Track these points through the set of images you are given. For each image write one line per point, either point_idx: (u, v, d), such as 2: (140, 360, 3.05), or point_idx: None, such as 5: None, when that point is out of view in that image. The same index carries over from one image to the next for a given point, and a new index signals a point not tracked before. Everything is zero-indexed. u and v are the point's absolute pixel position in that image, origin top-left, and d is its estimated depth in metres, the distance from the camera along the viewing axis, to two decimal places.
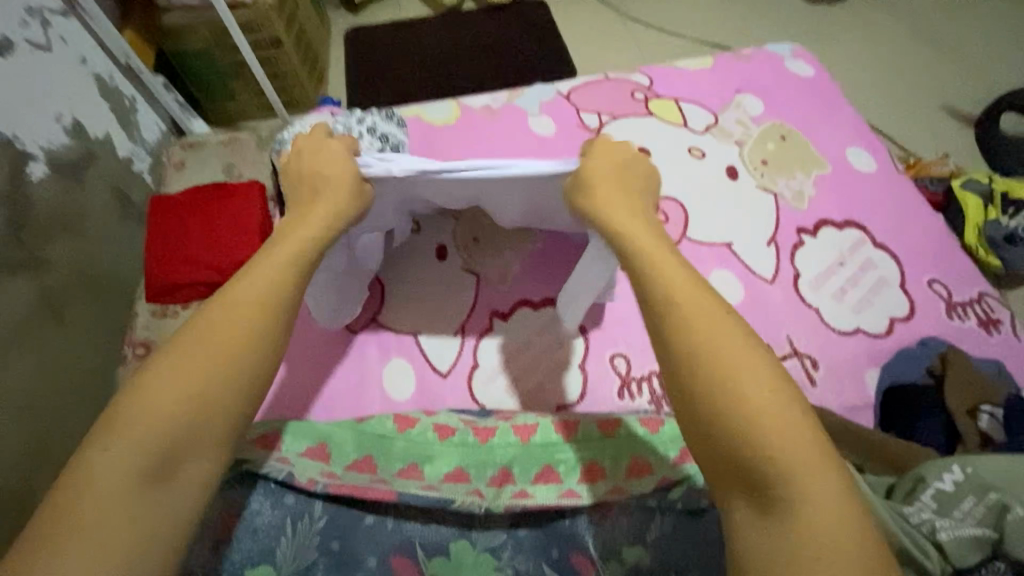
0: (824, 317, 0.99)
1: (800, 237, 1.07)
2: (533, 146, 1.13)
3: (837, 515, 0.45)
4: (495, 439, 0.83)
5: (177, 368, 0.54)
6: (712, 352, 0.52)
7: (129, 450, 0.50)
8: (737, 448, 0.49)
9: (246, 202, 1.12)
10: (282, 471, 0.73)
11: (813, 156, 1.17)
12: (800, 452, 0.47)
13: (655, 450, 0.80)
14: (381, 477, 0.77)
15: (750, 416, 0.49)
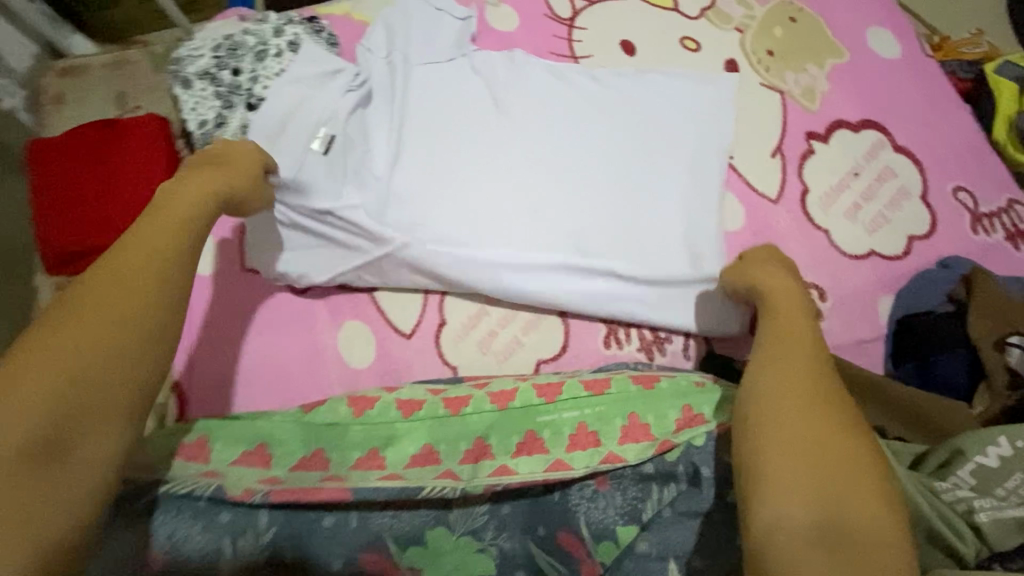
0: (834, 240, 0.87)
1: (809, 144, 0.93)
2: (493, 38, 1.03)
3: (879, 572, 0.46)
4: (469, 408, 0.73)
5: (77, 326, 0.51)
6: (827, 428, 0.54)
7: (33, 400, 0.47)
8: (797, 464, 0.51)
9: (142, 141, 0.91)
10: (211, 487, 0.65)
11: (828, 42, 0.99)
12: (859, 486, 0.50)
13: (653, 409, 0.72)
14: (335, 474, 0.68)
15: (814, 445, 0.52)
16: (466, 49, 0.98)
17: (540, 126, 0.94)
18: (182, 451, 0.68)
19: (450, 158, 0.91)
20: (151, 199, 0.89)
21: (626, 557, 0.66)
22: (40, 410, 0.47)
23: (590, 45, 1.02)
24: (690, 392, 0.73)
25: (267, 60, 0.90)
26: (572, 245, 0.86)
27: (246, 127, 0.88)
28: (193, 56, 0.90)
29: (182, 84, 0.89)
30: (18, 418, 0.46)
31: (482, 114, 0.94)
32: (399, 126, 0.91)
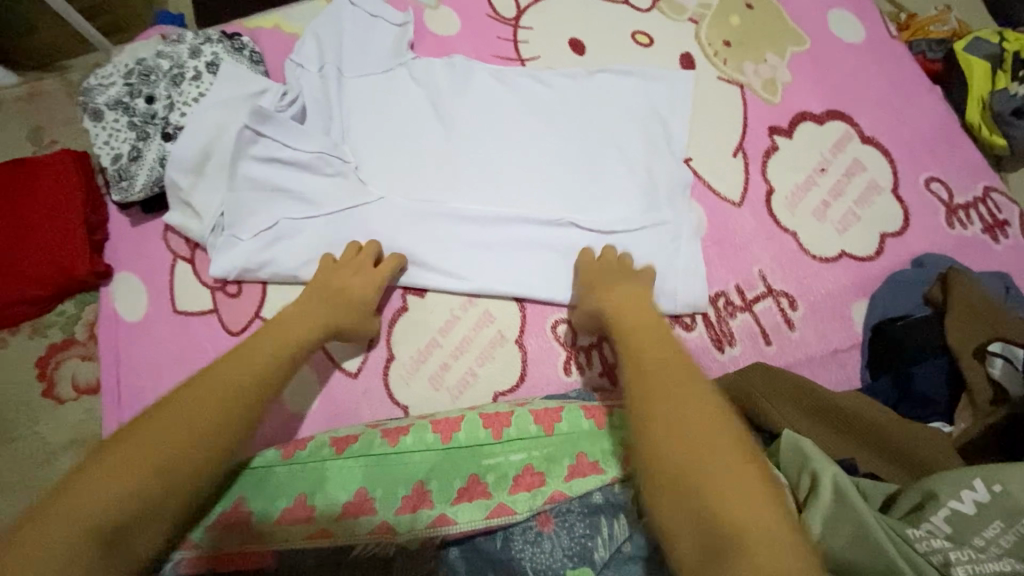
0: (803, 243, 0.82)
1: (773, 140, 0.87)
2: (430, 45, 0.96)
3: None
4: (408, 438, 0.66)
5: (156, 435, 0.52)
6: (694, 429, 0.49)
7: (99, 501, 0.48)
8: (675, 482, 0.46)
9: (55, 181, 0.84)
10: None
11: (788, 29, 0.93)
12: (732, 488, 0.44)
13: (602, 449, 0.65)
14: (257, 531, 0.60)
15: (689, 454, 0.47)
16: (404, 57, 0.90)
17: (485, 133, 0.86)
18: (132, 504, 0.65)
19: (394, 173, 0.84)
20: (67, 243, 0.82)
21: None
22: (107, 511, 0.48)
23: (538, 45, 0.96)
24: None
25: (184, 84, 0.83)
26: (530, 263, 0.81)
27: (164, 159, 0.81)
28: (103, 84, 0.83)
29: (92, 116, 0.82)
30: (75, 517, 0.47)
31: (423, 125, 0.87)
32: (339, 139, 0.85)
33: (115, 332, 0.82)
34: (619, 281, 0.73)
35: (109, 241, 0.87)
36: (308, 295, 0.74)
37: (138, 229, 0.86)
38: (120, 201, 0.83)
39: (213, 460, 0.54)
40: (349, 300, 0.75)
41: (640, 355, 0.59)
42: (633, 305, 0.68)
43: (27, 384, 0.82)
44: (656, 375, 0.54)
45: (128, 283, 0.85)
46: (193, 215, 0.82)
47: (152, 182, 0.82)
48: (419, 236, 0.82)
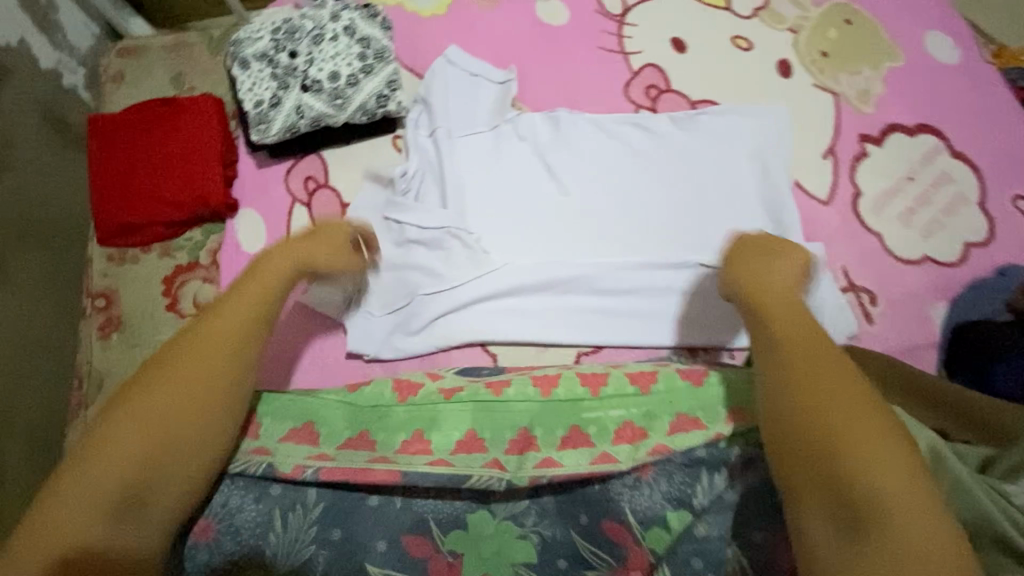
0: (888, 243, 0.86)
1: (862, 147, 0.92)
2: (539, 32, 1.02)
3: (920, 538, 0.45)
4: (512, 391, 0.71)
5: (129, 432, 0.58)
6: (819, 399, 0.53)
7: (87, 512, 0.55)
8: (806, 449, 0.52)
9: (197, 120, 0.93)
10: (261, 465, 0.66)
11: (883, 46, 0.98)
12: (874, 459, 0.49)
13: (703, 406, 0.68)
14: (382, 455, 0.68)
15: (819, 422, 0.52)
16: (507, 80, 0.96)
17: (585, 138, 0.93)
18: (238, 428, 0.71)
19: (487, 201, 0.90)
20: (204, 175, 0.91)
21: (680, 542, 0.63)
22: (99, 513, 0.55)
23: (640, 41, 1.02)
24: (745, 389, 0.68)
25: (323, 44, 0.92)
26: (619, 244, 0.88)
27: (300, 107, 0.89)
28: (252, 38, 0.92)
29: (240, 65, 0.91)
30: (64, 525, 0.54)
31: (515, 146, 0.93)
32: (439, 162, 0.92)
33: (234, 261, 0.90)
34: (758, 243, 0.71)
35: (236, 179, 0.95)
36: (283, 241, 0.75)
37: (263, 171, 0.94)
38: (255, 142, 0.92)
39: (196, 444, 0.60)
40: (341, 249, 0.77)
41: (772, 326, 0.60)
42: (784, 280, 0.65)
43: (152, 298, 0.90)
44: (795, 347, 0.57)
45: (251, 221, 0.93)
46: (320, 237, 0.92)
47: (286, 128, 0.90)
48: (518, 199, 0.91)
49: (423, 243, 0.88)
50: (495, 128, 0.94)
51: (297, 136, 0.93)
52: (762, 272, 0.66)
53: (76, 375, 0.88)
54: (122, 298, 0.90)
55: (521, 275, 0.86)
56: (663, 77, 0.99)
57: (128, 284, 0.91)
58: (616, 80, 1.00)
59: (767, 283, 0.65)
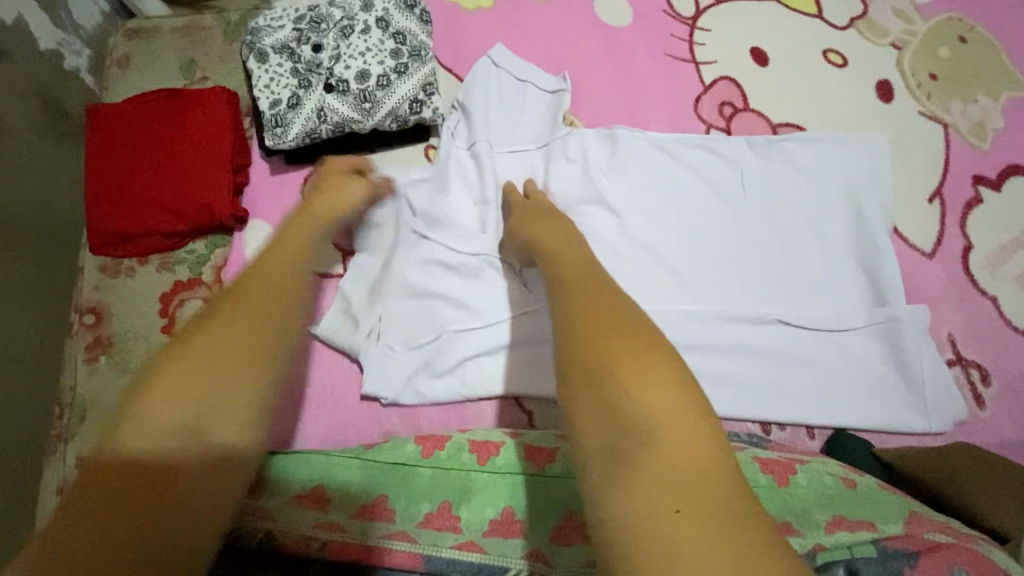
0: (1004, 311, 0.73)
1: (976, 191, 0.78)
2: (598, 33, 0.89)
3: (683, 453, 0.35)
4: (555, 466, 0.63)
5: (208, 334, 0.44)
6: (601, 313, 0.46)
7: (176, 412, 0.39)
8: (578, 354, 0.43)
9: (207, 116, 0.82)
10: (260, 532, 0.55)
11: (1003, 70, 0.83)
12: (655, 378, 0.39)
13: (794, 512, 0.53)
14: (403, 530, 0.58)
15: (602, 328, 0.44)
16: (561, 88, 0.83)
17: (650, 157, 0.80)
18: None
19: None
20: (211, 181, 0.80)
21: None
22: (191, 412, 0.40)
23: (714, 50, 0.88)
24: (845, 497, 0.56)
25: (353, 37, 0.80)
26: (683, 285, 0.75)
27: (322, 110, 0.78)
28: (272, 26, 0.81)
29: (257, 58, 0.80)
30: (138, 441, 0.38)
31: (564, 162, 0.80)
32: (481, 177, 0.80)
33: None
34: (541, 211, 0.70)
35: (248, 185, 0.84)
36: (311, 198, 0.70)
37: (278, 179, 0.84)
38: (269, 146, 0.80)
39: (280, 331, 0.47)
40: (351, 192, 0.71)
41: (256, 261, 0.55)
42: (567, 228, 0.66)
43: (150, 317, 0.81)
44: (564, 269, 0.55)
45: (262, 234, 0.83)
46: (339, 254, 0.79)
47: (305, 133, 0.79)
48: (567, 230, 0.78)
49: (460, 274, 0.76)
50: (546, 145, 0.81)
51: (318, 142, 0.81)
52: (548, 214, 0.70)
53: (59, 400, 0.79)
54: (114, 314, 0.81)
55: None
56: (739, 93, 0.86)
57: (123, 299, 0.81)
58: (686, 95, 0.86)
59: (517, 212, 0.72)
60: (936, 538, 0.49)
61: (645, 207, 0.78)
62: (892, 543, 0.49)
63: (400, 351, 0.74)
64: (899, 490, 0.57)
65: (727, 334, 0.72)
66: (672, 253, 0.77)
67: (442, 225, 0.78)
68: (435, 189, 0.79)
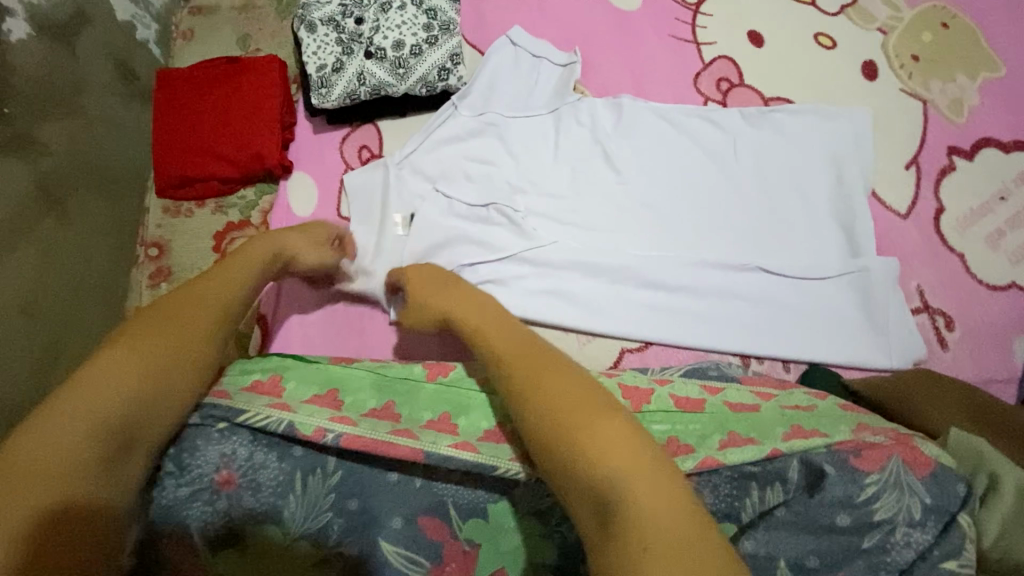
0: (971, 267, 0.80)
1: (950, 160, 0.85)
2: (610, 15, 0.99)
3: (656, 506, 0.42)
4: None
5: (120, 375, 0.54)
6: (543, 386, 0.53)
7: (80, 464, 0.48)
8: (547, 421, 0.50)
9: (260, 79, 0.93)
10: (283, 422, 0.64)
11: (982, 53, 0.90)
12: (619, 443, 0.46)
13: (758, 426, 0.59)
14: (406, 428, 0.66)
15: (556, 394, 0.51)
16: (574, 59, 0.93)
17: (652, 125, 0.89)
18: (251, 384, 0.69)
19: (545, 183, 0.87)
20: (261, 135, 0.91)
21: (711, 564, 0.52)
22: (81, 468, 0.48)
23: (714, 32, 0.97)
24: (804, 415, 0.61)
25: (390, 12, 0.91)
26: (676, 237, 0.84)
27: (361, 75, 0.89)
28: (320, 2, 0.92)
29: (306, 28, 0.91)
30: (65, 461, 0.48)
31: (575, 127, 0.90)
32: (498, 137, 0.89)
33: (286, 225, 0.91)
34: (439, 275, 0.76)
35: (292, 141, 0.95)
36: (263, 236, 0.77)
37: (319, 136, 0.95)
38: (314, 106, 0.91)
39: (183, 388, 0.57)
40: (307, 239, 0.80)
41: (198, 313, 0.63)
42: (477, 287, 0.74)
43: (204, 253, 0.93)
44: (481, 337, 0.63)
45: (301, 183, 0.93)
46: (371, 200, 0.88)
47: (345, 95, 0.90)
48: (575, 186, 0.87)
49: (470, 220, 0.85)
50: (556, 111, 0.90)
51: (356, 104, 0.92)
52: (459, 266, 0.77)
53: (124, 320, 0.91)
54: (174, 249, 0.94)
55: (570, 257, 0.83)
56: (735, 70, 0.95)
57: (182, 237, 0.94)
58: (687, 71, 0.95)
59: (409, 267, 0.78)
60: (873, 438, 0.55)
61: (645, 169, 0.87)
62: (842, 447, 0.55)
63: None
64: (858, 406, 0.67)
65: (708, 278, 0.81)
66: (667, 209, 0.85)
67: (458, 181, 0.87)
68: (457, 147, 0.89)
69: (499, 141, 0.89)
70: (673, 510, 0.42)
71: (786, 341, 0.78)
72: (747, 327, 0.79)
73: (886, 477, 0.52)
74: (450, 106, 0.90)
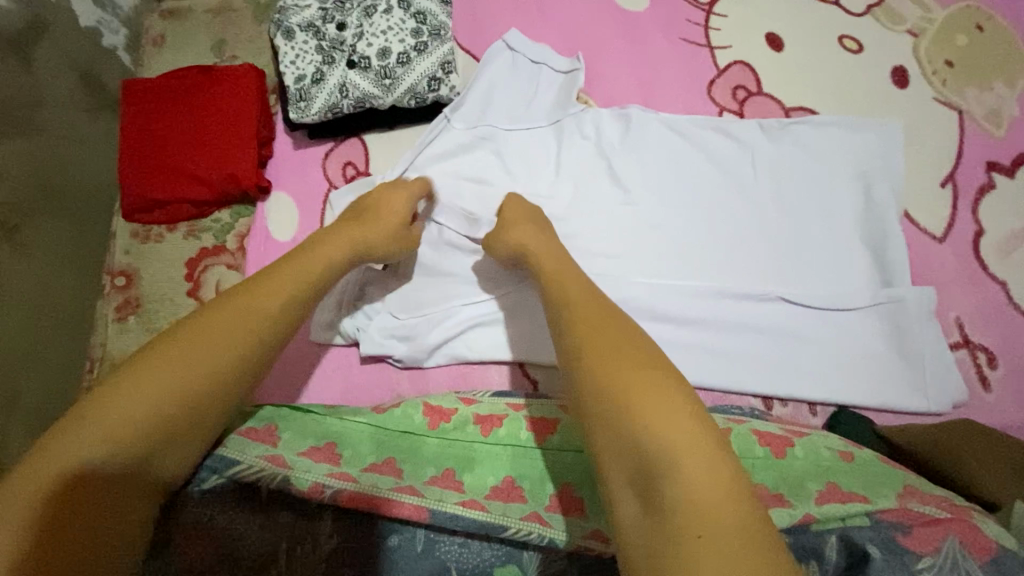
0: (1014, 296, 0.73)
1: (990, 177, 0.78)
2: (616, 18, 0.91)
3: (710, 497, 0.39)
4: (555, 437, 0.65)
5: (189, 343, 0.49)
6: (604, 351, 0.49)
7: (128, 440, 0.44)
8: (598, 386, 0.46)
9: (234, 91, 0.86)
10: (278, 477, 0.57)
11: (1023, 59, 0.83)
12: (668, 414, 0.43)
13: (787, 481, 0.54)
14: (409, 484, 0.60)
15: (608, 356, 0.48)
16: (576, 67, 0.85)
17: (665, 139, 0.82)
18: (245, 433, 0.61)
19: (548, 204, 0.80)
20: (236, 153, 0.83)
21: None
22: (127, 446, 0.44)
23: (729, 35, 0.89)
24: (842, 468, 0.56)
25: (375, 16, 0.83)
26: (689, 263, 0.77)
27: (344, 86, 0.81)
28: (299, 6, 0.84)
29: (284, 34, 0.83)
30: (116, 436, 0.44)
31: (577, 143, 0.82)
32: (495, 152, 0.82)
33: (265, 250, 0.84)
34: (533, 223, 0.69)
35: (271, 158, 0.88)
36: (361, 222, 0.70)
37: (300, 152, 0.87)
38: (292, 120, 0.84)
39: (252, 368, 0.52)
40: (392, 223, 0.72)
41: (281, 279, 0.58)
42: (553, 241, 0.67)
43: (177, 281, 0.85)
44: (559, 284, 0.60)
45: (284, 203, 0.86)
46: None
47: (327, 108, 0.82)
48: (580, 207, 0.80)
49: (464, 246, 0.79)
50: (557, 123, 0.83)
51: (339, 118, 0.84)
52: (536, 218, 0.71)
53: (90, 356, 0.84)
54: (143, 277, 0.86)
55: None
56: (753, 77, 0.87)
57: (152, 264, 0.86)
58: (700, 78, 0.88)
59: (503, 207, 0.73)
60: (923, 509, 0.49)
61: (655, 187, 0.80)
62: (886, 515, 0.49)
63: (402, 318, 0.78)
64: (893, 459, 0.60)
65: (725, 308, 0.74)
66: (679, 232, 0.78)
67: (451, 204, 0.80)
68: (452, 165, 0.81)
69: (494, 156, 0.82)
70: (733, 497, 0.39)
71: (811, 380, 0.71)
72: (769, 365, 0.72)
73: (940, 561, 0.45)
74: (442, 119, 0.83)
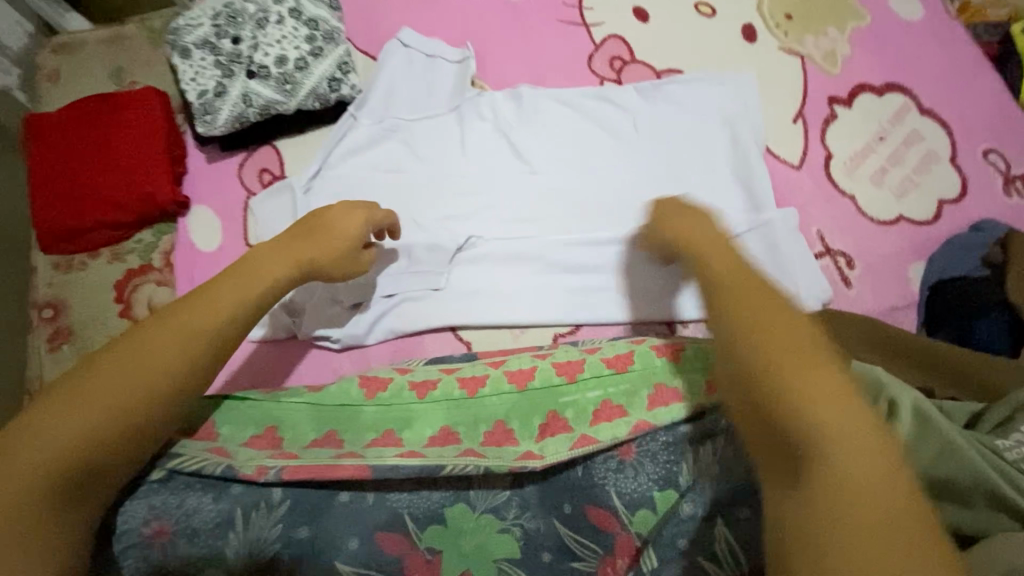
0: (862, 207, 0.85)
1: (832, 109, 0.90)
2: (497, 7, 0.98)
3: (874, 479, 0.36)
4: (485, 388, 0.70)
5: (55, 415, 0.49)
6: (765, 319, 0.43)
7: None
8: (751, 354, 0.42)
9: (139, 114, 0.88)
10: (220, 465, 0.61)
11: (848, 6, 0.96)
12: (831, 391, 0.39)
13: None
14: (351, 451, 0.65)
15: (746, 315, 0.44)
16: (467, 56, 0.92)
17: (557, 112, 0.90)
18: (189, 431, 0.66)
19: (459, 182, 0.87)
20: (148, 173, 0.86)
21: (665, 525, 0.60)
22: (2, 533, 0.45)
23: (601, 12, 0.98)
24: None
25: (268, 27, 0.87)
26: (591, 219, 0.85)
27: (247, 95, 0.85)
28: (191, 25, 0.87)
29: (180, 53, 0.86)
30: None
31: (477, 124, 0.89)
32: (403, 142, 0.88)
33: (191, 263, 0.87)
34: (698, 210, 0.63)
35: (186, 174, 0.90)
36: (286, 244, 0.66)
37: (214, 166, 0.90)
38: (202, 134, 0.87)
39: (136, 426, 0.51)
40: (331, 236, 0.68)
41: (183, 317, 0.54)
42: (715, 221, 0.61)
43: (106, 304, 0.87)
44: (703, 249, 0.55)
45: (205, 215, 0.89)
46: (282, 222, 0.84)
47: (233, 118, 0.86)
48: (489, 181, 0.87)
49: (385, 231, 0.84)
50: (456, 109, 0.90)
51: (247, 126, 0.88)
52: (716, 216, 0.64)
53: (26, 391, 0.83)
54: (72, 307, 0.86)
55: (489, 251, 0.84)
56: (626, 47, 0.97)
57: (78, 292, 0.87)
58: (581, 53, 0.96)
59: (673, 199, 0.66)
60: None
61: (554, 156, 0.88)
62: None
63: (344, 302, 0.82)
64: None
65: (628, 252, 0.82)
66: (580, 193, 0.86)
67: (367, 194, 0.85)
68: (362, 158, 0.87)
69: (402, 145, 0.88)
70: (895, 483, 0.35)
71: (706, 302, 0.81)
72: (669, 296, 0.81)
73: None
74: (348, 117, 0.88)
